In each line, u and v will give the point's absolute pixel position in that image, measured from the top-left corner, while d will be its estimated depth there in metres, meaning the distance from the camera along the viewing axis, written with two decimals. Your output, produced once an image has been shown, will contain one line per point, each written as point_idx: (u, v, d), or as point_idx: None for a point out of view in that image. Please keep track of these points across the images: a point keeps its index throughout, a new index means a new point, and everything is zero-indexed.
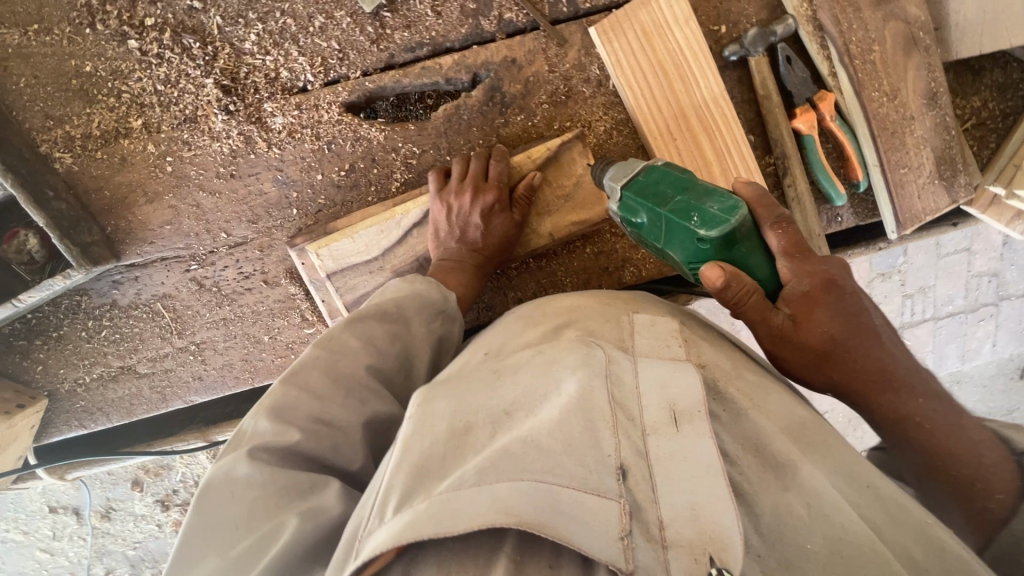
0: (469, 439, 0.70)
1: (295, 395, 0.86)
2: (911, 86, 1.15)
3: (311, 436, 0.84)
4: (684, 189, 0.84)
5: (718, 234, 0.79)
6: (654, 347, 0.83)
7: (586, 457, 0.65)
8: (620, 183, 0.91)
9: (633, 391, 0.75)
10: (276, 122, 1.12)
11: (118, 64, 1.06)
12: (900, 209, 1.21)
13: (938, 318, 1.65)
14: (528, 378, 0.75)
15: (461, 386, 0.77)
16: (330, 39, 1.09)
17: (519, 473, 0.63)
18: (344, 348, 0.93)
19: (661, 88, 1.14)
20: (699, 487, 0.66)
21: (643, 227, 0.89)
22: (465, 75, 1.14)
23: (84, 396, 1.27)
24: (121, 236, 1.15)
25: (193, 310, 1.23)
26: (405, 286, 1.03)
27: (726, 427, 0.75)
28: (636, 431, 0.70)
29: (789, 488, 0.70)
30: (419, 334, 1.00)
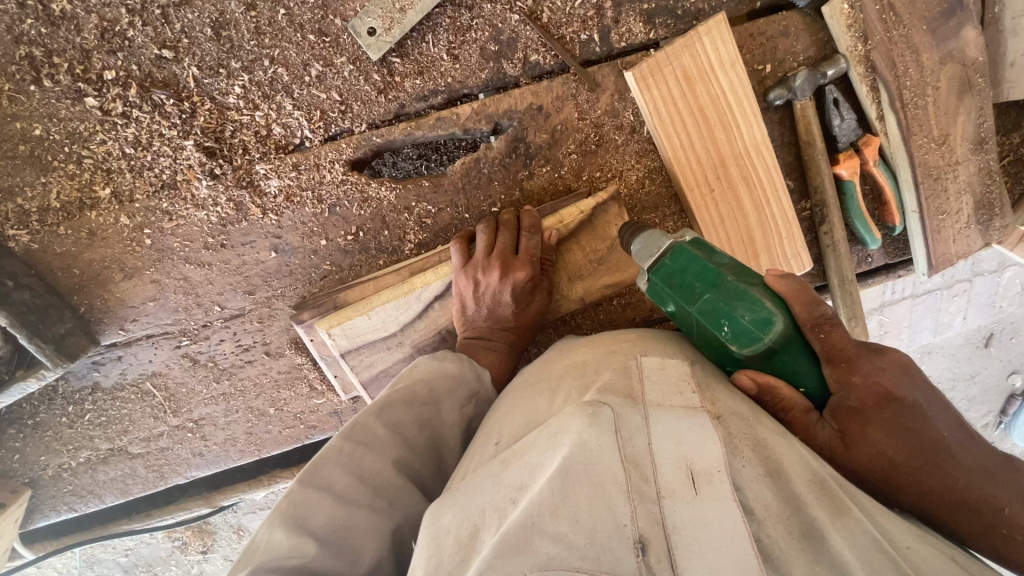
0: (477, 542, 0.65)
1: (314, 499, 0.80)
2: (960, 130, 1.08)
3: (330, 549, 0.77)
4: (714, 285, 0.78)
5: (751, 348, 0.77)
6: (666, 394, 0.75)
7: (598, 536, 0.59)
8: (647, 266, 0.85)
9: (646, 449, 0.67)
10: (270, 185, 0.98)
11: (75, 125, 0.89)
12: (934, 254, 1.17)
13: (917, 296, 1.58)
14: (534, 455, 0.69)
15: (471, 487, 0.73)
16: (329, 90, 0.94)
17: (522, 566, 0.57)
18: (370, 438, 0.86)
19: (701, 136, 1.04)
20: (724, 557, 0.57)
21: (675, 315, 0.84)
22: (485, 125, 1.01)
23: (71, 480, 1.15)
24: (97, 317, 1.01)
25: (188, 388, 1.11)
26: (435, 364, 0.95)
27: (752, 480, 0.66)
28: (650, 495, 0.62)
29: (820, 556, 0.61)
30: (450, 420, 0.91)
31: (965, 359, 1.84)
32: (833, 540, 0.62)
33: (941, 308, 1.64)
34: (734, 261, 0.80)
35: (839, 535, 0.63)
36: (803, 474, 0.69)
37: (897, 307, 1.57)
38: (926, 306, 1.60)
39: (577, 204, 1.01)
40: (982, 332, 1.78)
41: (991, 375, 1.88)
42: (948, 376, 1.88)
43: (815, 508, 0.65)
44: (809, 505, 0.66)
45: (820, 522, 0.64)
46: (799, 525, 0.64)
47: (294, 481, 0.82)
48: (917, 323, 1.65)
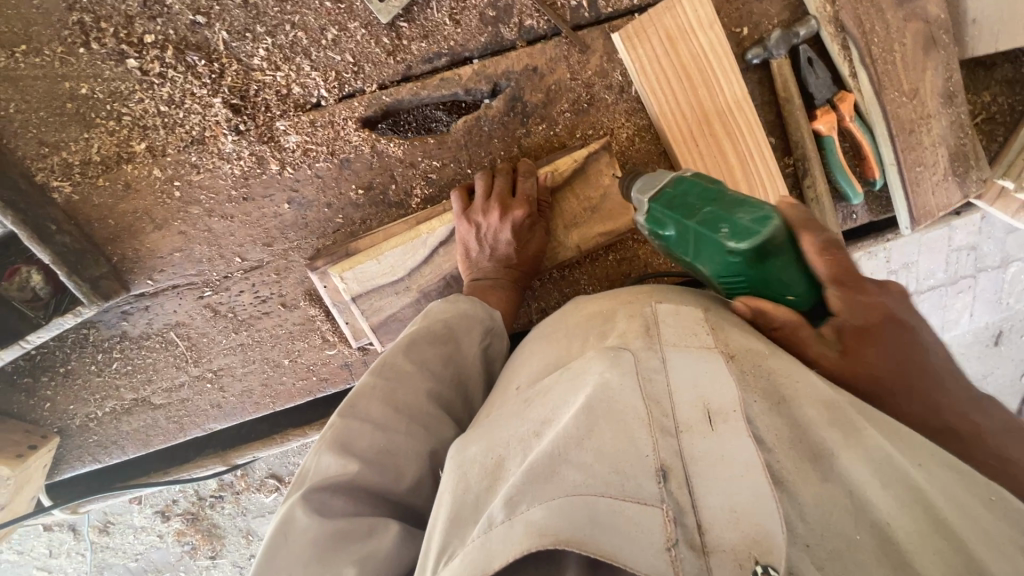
0: (503, 473, 0.70)
1: (354, 425, 0.80)
2: (929, 84, 1.16)
3: (375, 468, 0.78)
4: (713, 201, 0.85)
5: (751, 245, 0.79)
6: (682, 337, 0.78)
7: (623, 466, 0.62)
8: (648, 197, 0.93)
9: (665, 388, 0.70)
10: (289, 140, 1.07)
11: (117, 85, 0.99)
12: (914, 206, 1.23)
13: (921, 293, 1.62)
14: (556, 396, 0.74)
15: (496, 426, 0.77)
16: (343, 52, 1.04)
17: (551, 492, 0.61)
18: (399, 373, 0.86)
19: (685, 93, 1.13)
20: (740, 486, 0.61)
21: (672, 240, 0.90)
22: (484, 85, 1.10)
23: (97, 430, 1.22)
24: (128, 266, 1.10)
25: (208, 338, 1.19)
26: (451, 306, 0.96)
27: (765, 414, 0.69)
28: (669, 428, 0.65)
29: (828, 479, 0.64)
30: (471, 355, 0.93)
31: (974, 357, 1.87)
32: (843, 464, 0.65)
33: (945, 304, 1.67)
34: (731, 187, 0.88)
35: (849, 457, 0.66)
36: (816, 404, 0.71)
37: None
38: (930, 303, 1.64)
39: (570, 154, 1.10)
40: (989, 329, 1.82)
41: (1000, 373, 1.92)
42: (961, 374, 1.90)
43: (827, 433, 0.68)
44: (823, 431, 0.68)
45: (831, 448, 0.67)
46: (811, 450, 0.67)
47: (334, 413, 0.82)
48: (922, 319, 1.68)
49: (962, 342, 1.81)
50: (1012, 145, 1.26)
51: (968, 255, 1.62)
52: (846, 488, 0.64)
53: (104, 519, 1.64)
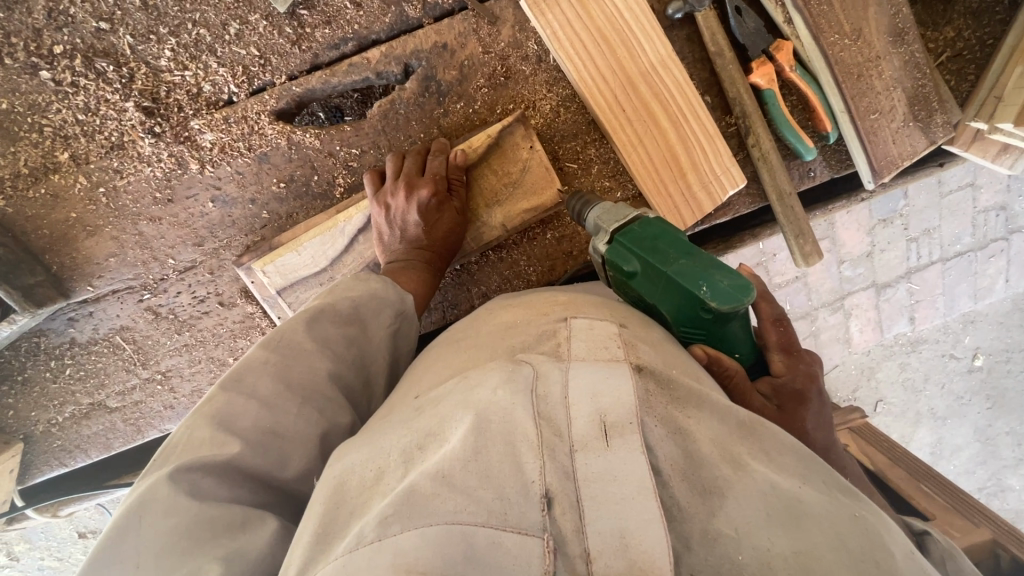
0: (379, 485, 0.68)
1: (236, 401, 0.81)
2: (873, 24, 1.08)
3: (257, 449, 0.79)
4: (688, 253, 0.88)
5: (730, 309, 0.83)
6: (591, 350, 0.78)
7: (506, 490, 0.61)
8: (614, 230, 0.95)
9: (562, 402, 0.69)
10: (205, 138, 1.08)
11: (34, 97, 1.02)
12: (874, 157, 1.13)
13: (947, 259, 1.62)
14: (446, 408, 0.72)
15: (381, 435, 0.75)
16: (248, 46, 1.04)
17: (428, 518, 0.58)
18: (297, 350, 0.88)
19: (603, 56, 1.08)
20: (629, 509, 0.60)
21: (634, 276, 0.92)
22: (395, 66, 1.08)
23: (60, 435, 1.26)
24: (67, 273, 1.13)
25: (153, 340, 1.21)
26: (359, 285, 0.97)
27: (663, 438, 0.66)
28: (561, 448, 0.65)
29: (716, 511, 0.62)
30: (376, 339, 0.95)
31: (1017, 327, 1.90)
32: (731, 500, 0.63)
33: (976, 271, 1.67)
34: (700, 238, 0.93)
35: (737, 490, 0.63)
36: (710, 437, 0.68)
37: (925, 271, 1.61)
38: (959, 269, 1.63)
39: (485, 130, 1.06)
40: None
41: None
42: (999, 346, 1.92)
43: (716, 464, 0.66)
44: (715, 464, 0.65)
45: (722, 482, 0.64)
46: (701, 480, 0.64)
47: (217, 384, 0.83)
48: (952, 289, 1.68)
49: (998, 310, 1.85)
50: (984, 82, 1.14)
51: (999, 218, 1.61)
52: (734, 521, 0.61)
53: None
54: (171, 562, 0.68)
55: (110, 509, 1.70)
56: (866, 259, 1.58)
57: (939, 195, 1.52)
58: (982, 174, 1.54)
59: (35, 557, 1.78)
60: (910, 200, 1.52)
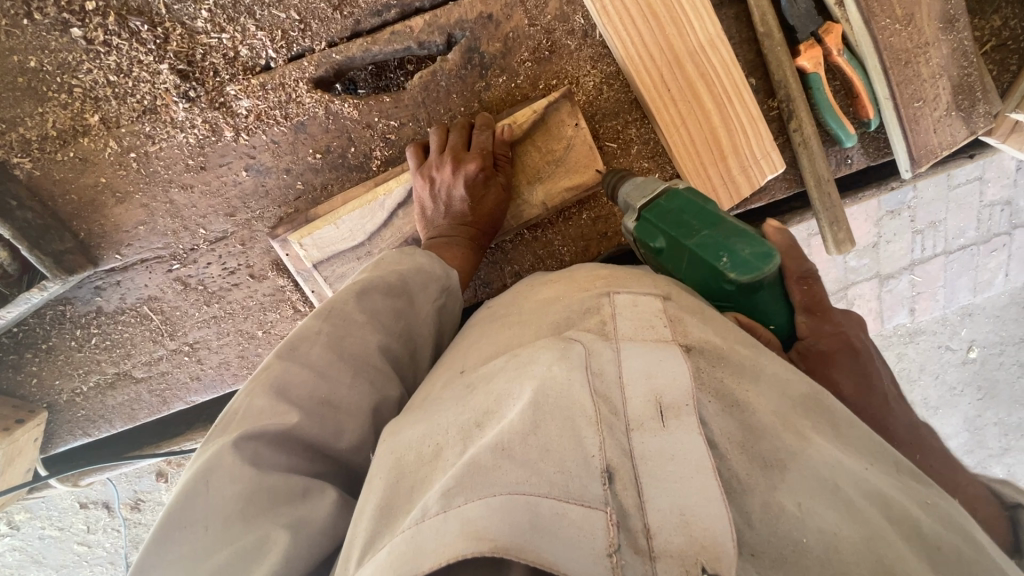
0: (438, 461, 0.67)
1: (292, 370, 0.81)
2: (925, 9, 1.06)
3: (313, 418, 0.79)
4: (712, 223, 0.87)
5: (748, 280, 0.83)
6: (638, 328, 0.77)
7: (567, 464, 0.61)
8: (640, 205, 0.96)
9: (616, 382, 0.69)
10: (241, 105, 1.05)
11: (64, 56, 0.99)
12: (914, 146, 1.13)
13: (950, 252, 1.62)
14: (500, 385, 0.72)
15: (433, 411, 0.75)
16: (288, 9, 1.01)
17: (490, 489, 0.58)
18: (348, 322, 0.87)
19: (652, 33, 1.06)
20: (690, 485, 0.60)
21: (662, 251, 0.93)
22: (438, 36, 1.05)
23: (84, 404, 1.25)
24: (96, 241, 1.10)
25: (181, 311, 1.19)
26: (405, 258, 0.97)
27: (718, 414, 0.68)
28: (619, 426, 0.65)
29: (779, 485, 0.63)
30: (423, 313, 0.95)
31: (1012, 320, 1.91)
32: (793, 471, 0.64)
33: (977, 264, 1.68)
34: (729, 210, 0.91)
35: (799, 463, 0.64)
36: (767, 407, 0.70)
37: (928, 264, 1.61)
38: (960, 262, 1.63)
39: (529, 105, 1.04)
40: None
41: None
42: (997, 338, 1.94)
43: (780, 436, 0.67)
44: (777, 436, 0.67)
45: (783, 455, 0.65)
46: (763, 454, 0.65)
47: (272, 354, 0.83)
48: (953, 282, 1.69)
49: (996, 303, 1.86)
50: None
51: (1003, 212, 1.61)
52: (798, 494, 0.62)
53: (135, 497, 1.77)
54: (235, 530, 0.70)
55: (113, 481, 1.70)
56: (873, 250, 1.58)
57: (947, 188, 1.51)
58: (991, 167, 1.52)
59: (35, 525, 1.77)
60: (919, 193, 1.50)
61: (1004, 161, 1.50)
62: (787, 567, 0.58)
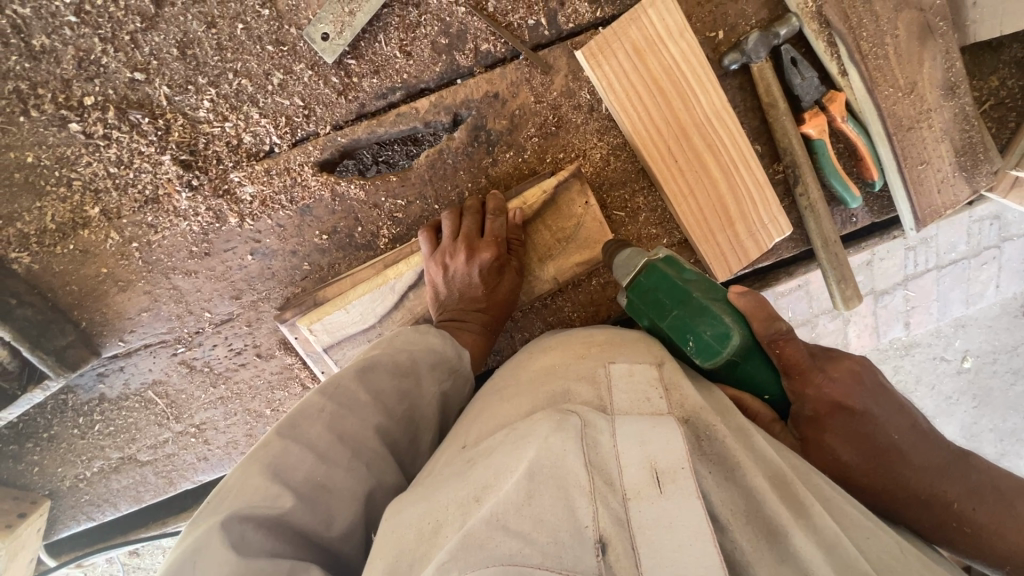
0: (437, 539, 0.65)
1: (293, 449, 0.79)
2: (927, 77, 1.06)
3: (307, 504, 0.76)
4: (681, 301, 0.85)
5: (711, 363, 0.83)
6: (634, 403, 0.75)
7: (560, 534, 0.59)
8: (624, 284, 0.93)
9: (611, 453, 0.67)
10: (245, 191, 1.03)
11: (63, 150, 0.96)
12: (919, 207, 1.14)
13: (942, 267, 1.56)
14: (499, 458, 0.69)
15: (435, 487, 0.72)
16: (292, 96, 0.99)
17: (486, 560, 0.56)
18: (352, 402, 0.86)
19: (658, 108, 1.06)
20: (685, 556, 0.58)
21: (647, 328, 0.92)
22: (444, 116, 1.04)
23: (88, 489, 1.22)
24: (98, 329, 1.07)
25: (187, 394, 1.17)
26: (416, 337, 0.97)
27: (716, 485, 0.67)
28: (615, 496, 0.63)
29: (784, 560, 0.62)
30: (429, 395, 0.92)
31: (1004, 330, 1.83)
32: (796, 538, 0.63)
33: (970, 278, 1.61)
34: (701, 277, 0.87)
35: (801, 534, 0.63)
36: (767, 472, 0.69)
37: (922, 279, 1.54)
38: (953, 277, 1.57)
39: (539, 184, 1.05)
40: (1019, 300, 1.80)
41: None
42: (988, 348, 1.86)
43: (776, 505, 0.66)
44: (770, 503, 0.66)
45: (780, 521, 0.64)
46: (763, 525, 0.65)
47: (271, 433, 0.81)
48: (946, 296, 1.61)
49: (989, 313, 1.80)
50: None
51: (990, 227, 1.57)
52: (799, 569, 0.61)
53: None
54: None
55: None
56: (865, 267, 1.48)
57: None
58: None
59: None
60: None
61: None
62: None
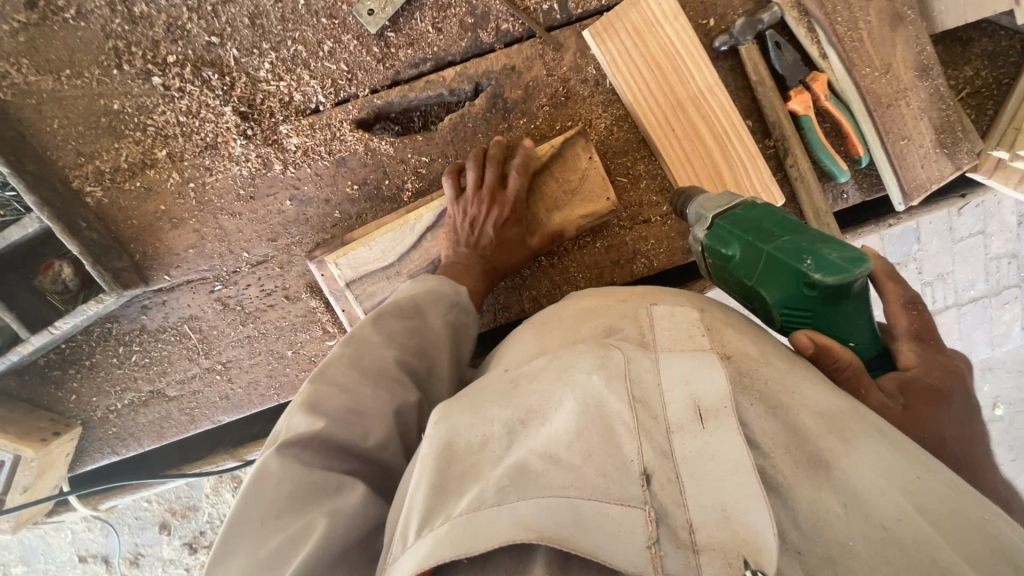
0: (488, 454, 0.71)
1: (323, 388, 0.85)
2: (902, 59, 1.18)
3: (344, 426, 0.83)
4: (793, 231, 0.94)
5: (836, 281, 0.86)
6: (677, 340, 0.79)
7: (608, 468, 0.66)
8: (717, 213, 1.04)
9: (655, 387, 0.72)
10: (291, 142, 1.18)
11: (143, 100, 1.14)
12: (904, 180, 1.22)
13: (962, 304, 1.71)
14: (545, 386, 0.75)
15: (479, 401, 0.76)
16: (338, 62, 1.16)
17: (540, 491, 0.65)
18: (367, 342, 0.94)
19: (656, 81, 1.19)
20: (723, 484, 0.65)
21: (733, 258, 0.99)
22: (467, 84, 1.20)
23: (117, 422, 1.29)
24: (149, 262, 1.20)
25: (218, 330, 1.27)
26: (418, 284, 1.07)
27: (759, 416, 0.71)
28: (659, 432, 0.68)
29: (826, 486, 0.65)
30: (436, 328, 1.01)
31: None
32: (841, 469, 0.66)
33: (992, 317, 1.75)
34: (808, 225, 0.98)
35: (846, 464, 0.66)
36: (811, 412, 0.71)
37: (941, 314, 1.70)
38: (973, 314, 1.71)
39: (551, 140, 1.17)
40: None
41: None
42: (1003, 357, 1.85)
43: (824, 439, 0.69)
44: (819, 437, 0.69)
45: (828, 454, 0.68)
46: (809, 455, 0.68)
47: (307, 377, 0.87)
48: (969, 333, 1.75)
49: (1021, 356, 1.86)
50: (1002, 116, 1.25)
51: (1011, 266, 1.70)
52: (845, 496, 0.65)
53: (135, 551, 1.85)
54: (286, 520, 0.75)
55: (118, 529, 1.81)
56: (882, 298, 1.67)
57: (951, 241, 1.62)
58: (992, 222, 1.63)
59: None
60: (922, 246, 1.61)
61: (1003, 217, 1.61)
62: (834, 566, 0.61)
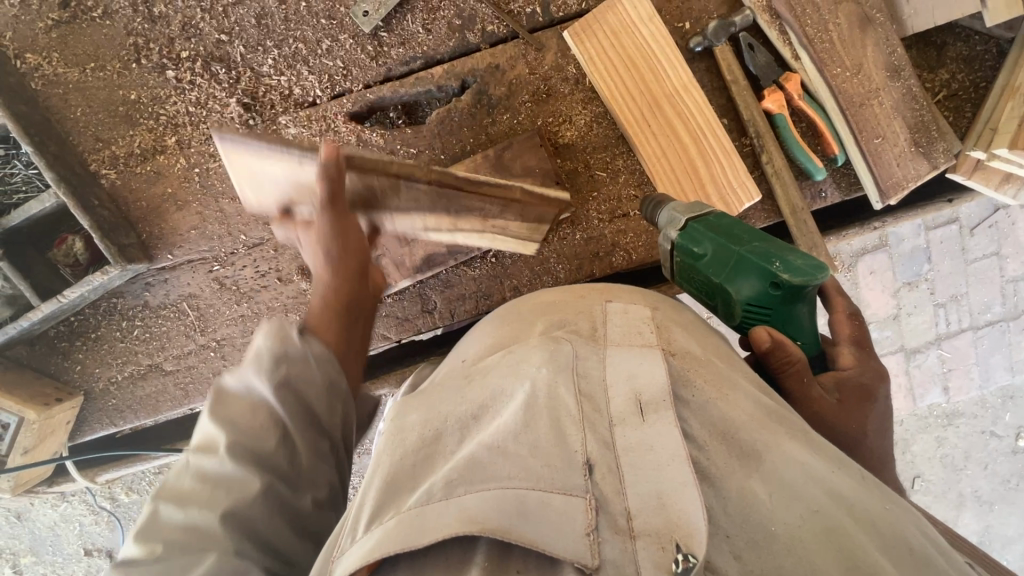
0: (439, 447, 0.71)
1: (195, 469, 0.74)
2: (872, 60, 1.22)
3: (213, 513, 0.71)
4: (762, 239, 0.94)
5: (801, 282, 0.89)
6: (626, 335, 0.80)
7: (552, 458, 0.65)
8: (688, 216, 1.01)
9: (600, 384, 0.74)
10: (289, 132, 1.27)
11: (158, 91, 1.24)
12: (880, 178, 1.24)
13: (977, 327, 1.73)
14: (496, 380, 0.75)
15: (434, 397, 0.78)
16: (335, 59, 1.25)
17: (486, 482, 0.63)
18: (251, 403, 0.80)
19: (633, 80, 1.25)
20: (663, 473, 0.65)
21: (704, 258, 0.97)
22: (454, 81, 1.28)
23: (116, 394, 1.36)
24: (154, 241, 1.29)
25: (215, 308, 1.34)
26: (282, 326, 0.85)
27: (697, 413, 0.72)
28: (602, 425, 0.69)
29: (756, 474, 0.67)
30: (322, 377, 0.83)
31: None
32: (772, 460, 0.67)
33: (1010, 342, 1.77)
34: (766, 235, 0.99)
35: (776, 457, 0.68)
36: (746, 411, 0.73)
37: (955, 337, 1.73)
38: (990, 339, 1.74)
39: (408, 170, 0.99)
40: None
41: None
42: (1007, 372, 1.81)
43: (758, 433, 0.70)
44: (754, 433, 0.70)
45: (762, 445, 0.69)
46: (744, 449, 0.69)
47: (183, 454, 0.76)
48: (987, 359, 1.78)
49: None
50: (980, 117, 1.26)
51: None
52: (774, 486, 0.65)
53: None
54: None
55: (123, 523, 1.86)
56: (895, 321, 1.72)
57: (964, 262, 1.64)
58: (1007, 243, 1.66)
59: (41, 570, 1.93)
60: (934, 265, 1.65)
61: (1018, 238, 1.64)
62: (762, 552, 0.61)
